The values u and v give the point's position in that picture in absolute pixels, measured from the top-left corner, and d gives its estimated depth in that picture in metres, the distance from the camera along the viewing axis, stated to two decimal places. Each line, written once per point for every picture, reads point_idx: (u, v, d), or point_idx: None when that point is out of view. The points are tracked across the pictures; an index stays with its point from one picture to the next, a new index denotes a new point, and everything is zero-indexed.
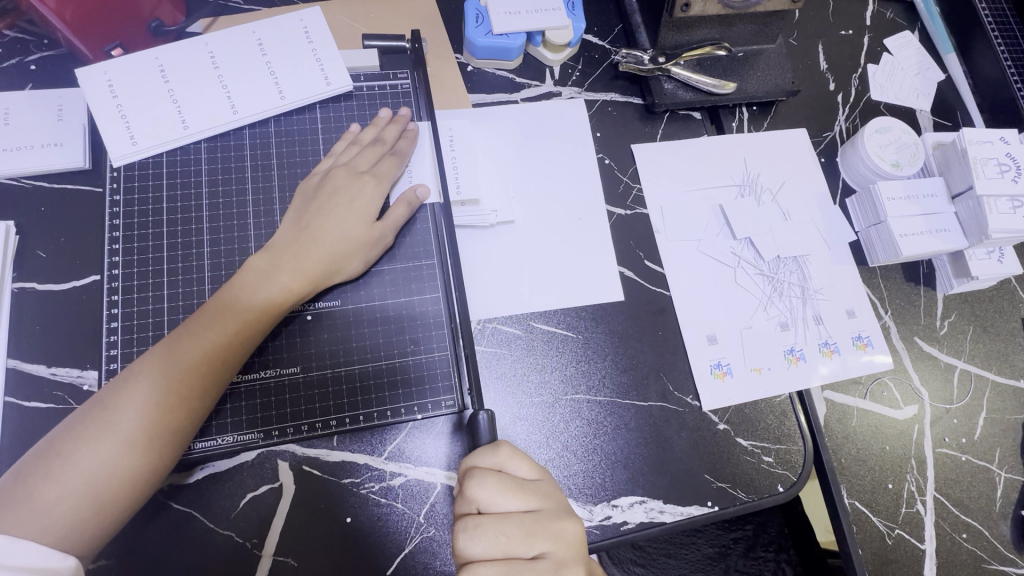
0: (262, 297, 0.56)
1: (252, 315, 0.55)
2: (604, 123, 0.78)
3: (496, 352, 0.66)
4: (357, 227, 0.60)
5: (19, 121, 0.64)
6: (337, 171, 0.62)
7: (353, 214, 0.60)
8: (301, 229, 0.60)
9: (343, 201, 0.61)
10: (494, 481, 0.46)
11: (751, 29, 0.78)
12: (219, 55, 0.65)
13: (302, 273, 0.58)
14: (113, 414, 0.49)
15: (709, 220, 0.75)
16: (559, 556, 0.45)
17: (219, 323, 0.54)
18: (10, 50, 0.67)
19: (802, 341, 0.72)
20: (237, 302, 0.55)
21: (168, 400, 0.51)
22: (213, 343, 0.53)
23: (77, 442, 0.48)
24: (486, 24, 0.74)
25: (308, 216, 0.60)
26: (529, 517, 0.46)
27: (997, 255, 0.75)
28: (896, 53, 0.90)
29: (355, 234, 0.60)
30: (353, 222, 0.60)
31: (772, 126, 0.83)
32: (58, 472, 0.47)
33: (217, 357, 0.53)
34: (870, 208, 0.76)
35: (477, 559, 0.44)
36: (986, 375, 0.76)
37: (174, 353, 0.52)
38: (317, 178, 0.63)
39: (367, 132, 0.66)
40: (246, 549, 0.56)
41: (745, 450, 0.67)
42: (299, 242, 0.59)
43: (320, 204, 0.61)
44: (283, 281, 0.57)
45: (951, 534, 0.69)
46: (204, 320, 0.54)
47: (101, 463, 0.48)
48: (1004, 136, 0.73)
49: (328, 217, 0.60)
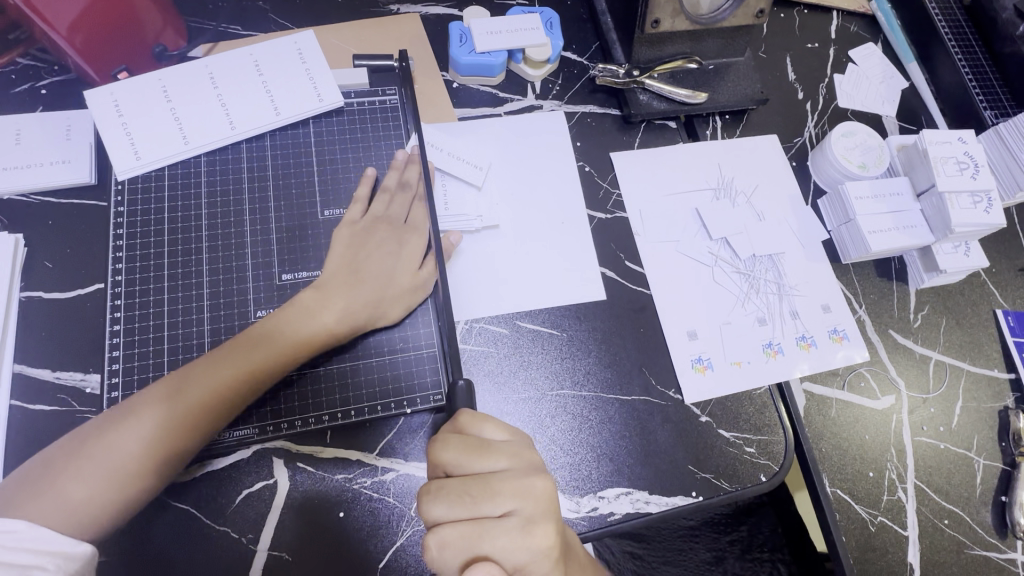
0: (303, 331, 0.59)
1: (289, 345, 0.58)
2: (584, 133, 0.82)
3: (483, 351, 0.69)
4: (402, 274, 0.65)
5: (30, 141, 0.68)
6: (378, 224, 0.67)
7: (396, 262, 0.65)
8: (348, 268, 0.64)
9: (386, 250, 0.66)
10: (455, 444, 0.47)
11: (719, 43, 0.83)
12: (219, 76, 0.70)
13: (349, 313, 0.61)
14: (144, 417, 0.53)
15: (687, 222, 0.79)
16: (526, 512, 0.45)
17: (258, 348, 0.57)
18: (22, 76, 0.72)
19: (780, 335, 0.75)
20: (282, 329, 0.59)
21: (195, 414, 0.54)
22: (251, 365, 0.57)
23: (109, 441, 0.52)
24: (469, 43, 0.79)
25: (353, 258, 0.64)
26: (494, 476, 0.46)
27: (963, 249, 0.78)
28: (860, 63, 0.95)
29: (398, 281, 0.64)
30: (393, 269, 0.65)
31: (745, 133, 0.87)
32: (87, 469, 0.51)
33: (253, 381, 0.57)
34: (840, 208, 0.80)
35: (446, 519, 0.45)
36: (961, 365, 0.78)
37: (214, 368, 0.56)
38: (356, 225, 0.67)
39: (390, 177, 0.70)
40: (241, 544, 0.58)
41: (728, 441, 0.69)
42: (351, 278, 0.63)
43: (364, 247, 0.65)
44: (325, 318, 0.60)
45: (933, 520, 0.71)
46: (247, 345, 0.57)
47: (127, 462, 0.51)
48: (962, 136, 0.78)
49: (371, 259, 0.65)
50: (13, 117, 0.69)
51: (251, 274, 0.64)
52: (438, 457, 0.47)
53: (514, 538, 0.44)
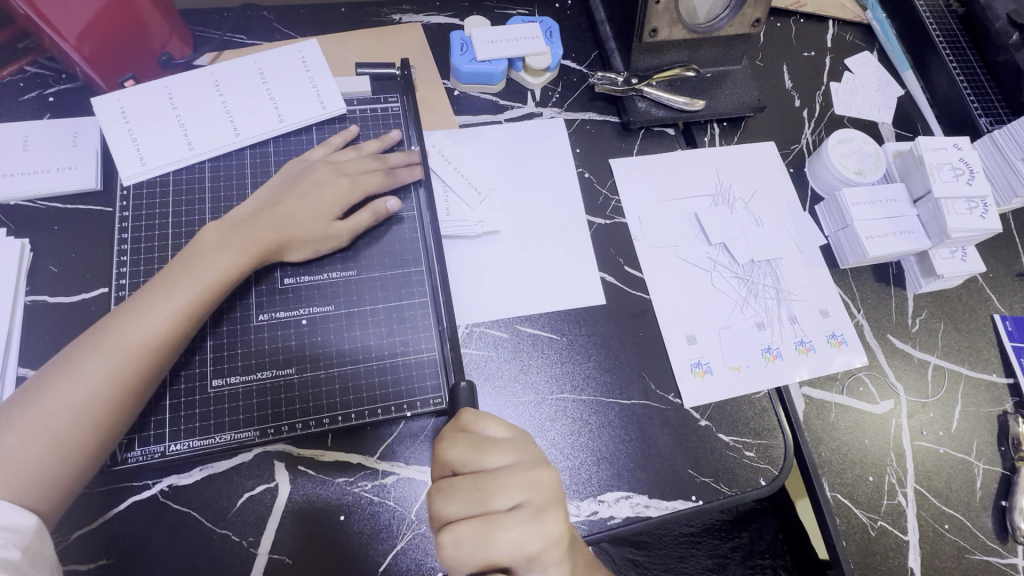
0: (213, 270, 0.58)
1: (211, 283, 0.58)
2: (583, 140, 0.83)
3: (484, 355, 0.69)
4: (314, 219, 0.64)
5: (37, 147, 0.69)
6: (321, 167, 0.68)
7: (321, 203, 0.65)
8: (271, 206, 0.64)
9: (313, 193, 0.66)
10: (461, 441, 0.48)
11: (716, 51, 0.85)
12: (224, 83, 0.71)
13: (256, 243, 0.61)
14: (81, 368, 0.53)
15: (685, 228, 0.80)
16: (537, 502, 0.46)
17: (184, 277, 0.58)
18: (30, 84, 0.73)
19: (779, 339, 0.75)
20: (199, 270, 0.58)
21: (127, 360, 0.53)
22: (181, 305, 0.56)
23: (41, 397, 0.52)
24: (470, 52, 0.80)
25: (276, 199, 0.65)
26: (502, 471, 0.47)
27: (960, 254, 0.79)
28: (857, 72, 0.97)
29: (308, 223, 0.64)
30: (312, 212, 0.65)
31: (742, 140, 0.88)
32: (30, 427, 0.50)
33: (180, 318, 0.56)
34: (837, 213, 0.80)
35: (454, 517, 0.45)
36: (959, 369, 0.79)
37: (139, 312, 0.55)
38: (304, 164, 0.69)
39: (372, 145, 0.72)
40: (242, 547, 0.58)
41: (727, 445, 0.69)
42: (264, 216, 0.63)
43: (290, 189, 0.66)
44: (226, 257, 0.59)
45: (933, 525, 0.71)
46: (170, 282, 0.57)
47: (61, 416, 0.51)
48: (957, 142, 0.79)
49: (296, 200, 0.65)
50: (20, 123, 0.70)
51: (253, 279, 0.65)
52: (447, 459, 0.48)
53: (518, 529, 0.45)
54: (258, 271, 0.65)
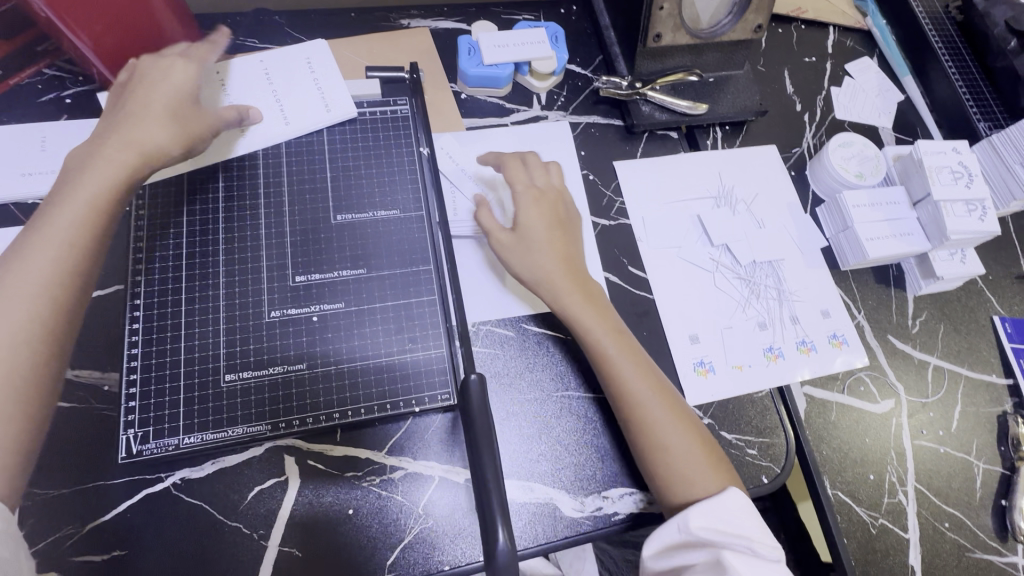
0: (97, 182, 0.61)
1: (88, 208, 0.59)
2: (588, 142, 0.84)
3: (490, 352, 0.70)
4: (163, 108, 0.65)
5: (54, 147, 0.71)
6: (135, 72, 0.67)
7: (162, 95, 0.66)
8: (117, 121, 0.64)
9: (151, 85, 0.66)
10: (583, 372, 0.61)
11: (718, 57, 0.86)
12: (232, 85, 0.74)
13: (126, 155, 0.62)
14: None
15: (688, 229, 0.81)
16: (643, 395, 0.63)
17: (66, 199, 0.60)
18: (48, 86, 0.75)
19: (780, 339, 0.76)
20: (82, 194, 0.60)
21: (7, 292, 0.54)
22: (68, 236, 0.58)
23: None
24: (477, 56, 0.82)
25: (119, 122, 0.64)
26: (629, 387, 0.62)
27: (959, 257, 0.80)
28: (858, 77, 0.98)
29: (159, 121, 0.64)
30: (160, 106, 0.65)
31: (744, 143, 0.89)
32: None
33: (75, 245, 0.58)
34: (837, 215, 0.82)
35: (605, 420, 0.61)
36: (959, 370, 0.80)
37: (26, 251, 0.57)
38: (125, 80, 0.68)
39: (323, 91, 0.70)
40: (252, 540, 0.59)
41: (730, 443, 0.70)
42: (117, 125, 0.64)
43: (130, 93, 0.66)
44: (109, 163, 0.62)
45: (934, 523, 0.71)
46: (50, 215, 0.59)
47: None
48: (956, 146, 0.80)
49: (139, 98, 0.65)
50: (39, 124, 0.72)
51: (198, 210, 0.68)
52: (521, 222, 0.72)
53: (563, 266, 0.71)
54: (271, 268, 0.67)
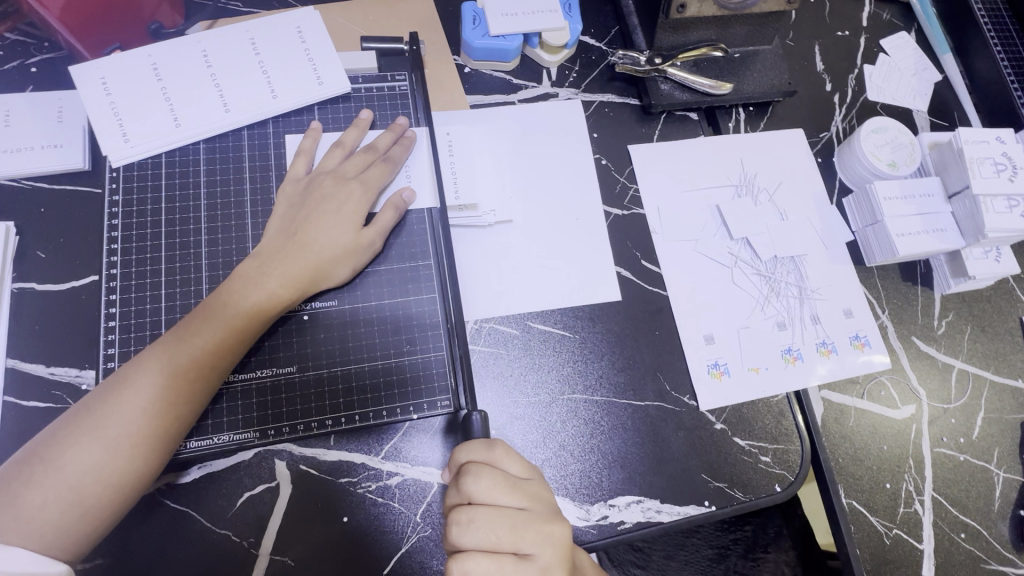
0: (249, 302, 0.56)
1: (233, 328, 0.55)
2: (601, 123, 0.78)
3: (493, 352, 0.66)
4: (346, 234, 0.60)
5: (19, 122, 0.65)
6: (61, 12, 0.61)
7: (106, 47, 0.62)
8: (289, 236, 0.59)
9: None
10: (487, 476, 0.48)
11: (747, 30, 0.79)
12: (212, 54, 0.66)
13: (291, 279, 0.58)
14: (108, 417, 0.50)
15: (706, 219, 0.76)
16: (545, 561, 0.47)
17: (230, 301, 0.56)
18: (11, 52, 0.68)
19: (800, 341, 0.72)
20: (249, 297, 0.56)
21: (167, 400, 0.52)
22: (200, 353, 0.53)
23: (59, 453, 0.49)
24: (483, 26, 0.74)
25: (297, 223, 0.60)
26: (518, 517, 0.48)
27: (994, 255, 0.75)
28: (893, 54, 0.91)
29: (340, 243, 0.60)
30: (338, 229, 0.60)
31: (769, 126, 0.83)
32: (49, 487, 0.48)
33: (238, 341, 0.55)
34: (867, 207, 0.76)
35: (465, 549, 0.47)
36: (984, 374, 0.76)
37: (166, 360, 0.53)
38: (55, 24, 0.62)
39: (350, 135, 0.66)
40: (243, 549, 0.56)
41: (743, 450, 0.67)
42: (286, 251, 0.58)
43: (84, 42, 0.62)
44: (268, 288, 0.57)
45: (949, 533, 0.69)
46: (192, 329, 0.54)
47: (74, 481, 0.48)
48: (1000, 136, 0.74)
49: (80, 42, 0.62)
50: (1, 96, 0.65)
51: (287, 331, 0.61)
52: (453, 537, 0.47)
53: (503, 458, 0.51)
54: None
